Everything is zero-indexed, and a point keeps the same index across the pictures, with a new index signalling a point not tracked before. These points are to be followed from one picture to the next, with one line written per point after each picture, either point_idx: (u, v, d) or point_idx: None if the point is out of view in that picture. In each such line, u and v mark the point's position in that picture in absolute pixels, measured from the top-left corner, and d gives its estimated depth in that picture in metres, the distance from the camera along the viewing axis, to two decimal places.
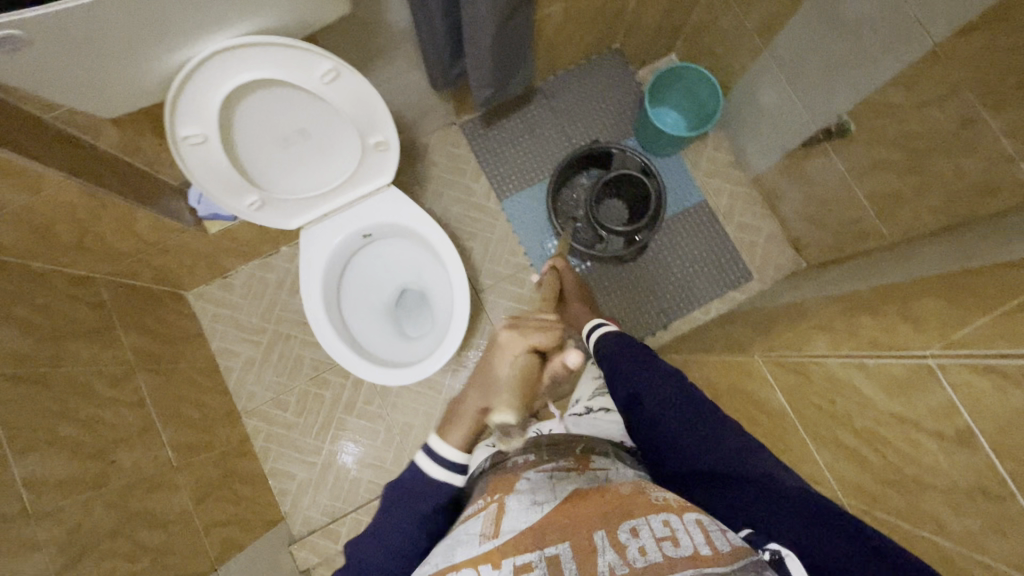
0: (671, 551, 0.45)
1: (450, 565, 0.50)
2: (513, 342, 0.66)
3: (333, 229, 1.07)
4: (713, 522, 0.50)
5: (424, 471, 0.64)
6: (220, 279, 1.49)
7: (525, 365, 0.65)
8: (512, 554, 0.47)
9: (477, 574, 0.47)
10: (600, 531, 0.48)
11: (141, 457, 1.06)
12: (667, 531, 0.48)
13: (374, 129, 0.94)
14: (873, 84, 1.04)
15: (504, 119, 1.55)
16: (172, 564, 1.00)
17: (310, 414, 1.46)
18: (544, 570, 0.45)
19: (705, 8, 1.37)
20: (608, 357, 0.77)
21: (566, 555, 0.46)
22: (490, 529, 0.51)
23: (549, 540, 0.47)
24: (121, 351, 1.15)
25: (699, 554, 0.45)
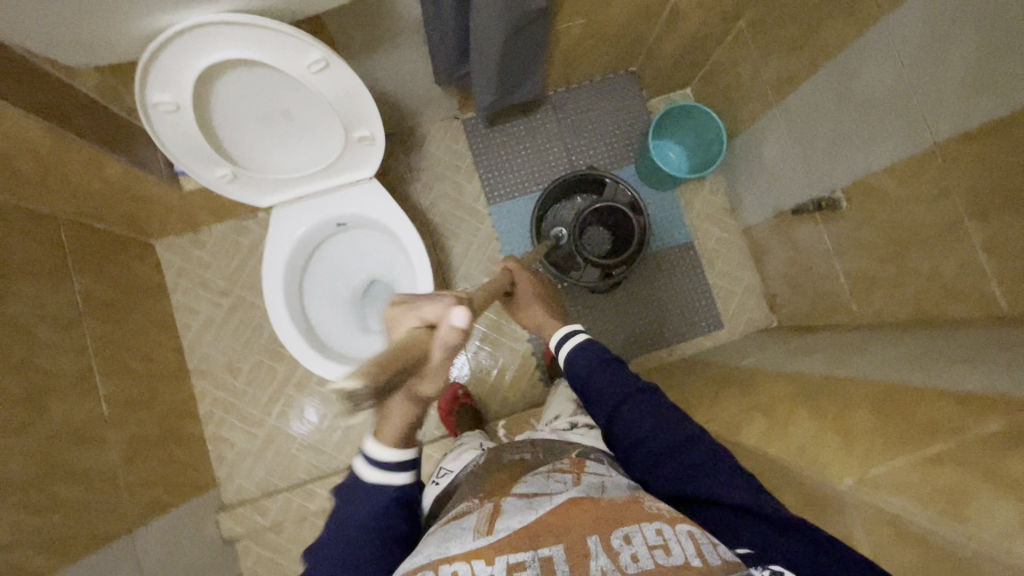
0: (662, 560, 0.51)
1: (445, 557, 0.53)
2: (395, 315, 0.61)
3: (306, 212, 1.05)
4: (704, 536, 0.56)
5: (361, 476, 0.69)
6: (191, 234, 1.45)
7: (403, 337, 0.57)
8: (506, 552, 0.52)
9: (471, 569, 0.51)
10: (593, 536, 0.53)
11: (72, 410, 1.04)
12: (659, 540, 0.53)
13: (361, 124, 0.91)
14: (869, 167, 1.03)
15: (507, 123, 1.51)
16: (87, 521, 0.99)
17: (260, 385, 1.45)
18: (537, 569, 0.51)
19: (725, 50, 1.34)
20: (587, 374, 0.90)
21: (559, 557, 0.51)
22: (484, 526, 0.55)
23: (543, 542, 0.53)
24: (71, 296, 1.12)
25: (688, 564, 0.51)
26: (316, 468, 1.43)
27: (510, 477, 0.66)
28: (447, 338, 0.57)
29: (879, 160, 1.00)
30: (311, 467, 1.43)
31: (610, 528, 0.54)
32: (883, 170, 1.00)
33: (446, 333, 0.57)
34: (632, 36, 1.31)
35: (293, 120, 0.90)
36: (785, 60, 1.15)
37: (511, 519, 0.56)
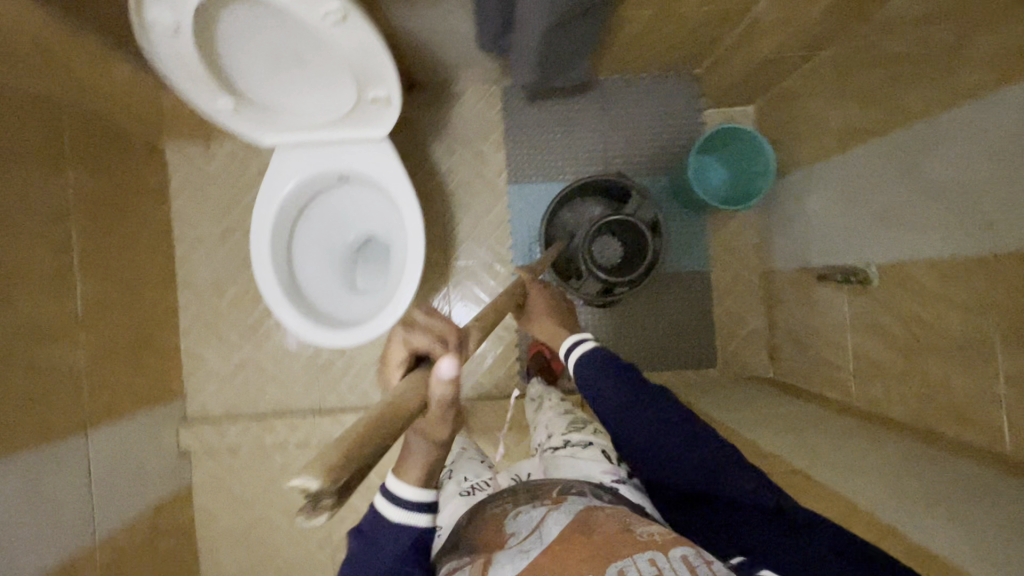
0: None
1: None
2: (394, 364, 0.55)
3: (309, 158, 1.00)
4: (700, 556, 0.50)
5: (379, 515, 0.56)
6: (203, 144, 1.41)
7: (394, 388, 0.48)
8: None
9: None
10: None
11: (47, 303, 1.04)
12: (654, 570, 0.47)
13: (377, 84, 0.85)
14: (910, 254, 0.94)
15: (548, 101, 1.41)
16: (42, 415, 1.01)
17: (243, 311, 1.45)
18: None
19: (799, 79, 1.21)
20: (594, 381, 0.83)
21: None
22: None
23: None
24: (65, 189, 1.10)
25: None
26: (281, 404, 1.45)
27: (494, 519, 0.58)
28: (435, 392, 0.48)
29: (921, 249, 0.91)
30: (275, 402, 1.45)
31: (603, 565, 0.47)
32: (925, 262, 0.90)
33: (440, 389, 0.47)
34: (701, 39, 1.18)
35: (305, 63, 0.84)
36: (857, 110, 1.03)
37: (504, 570, 0.50)
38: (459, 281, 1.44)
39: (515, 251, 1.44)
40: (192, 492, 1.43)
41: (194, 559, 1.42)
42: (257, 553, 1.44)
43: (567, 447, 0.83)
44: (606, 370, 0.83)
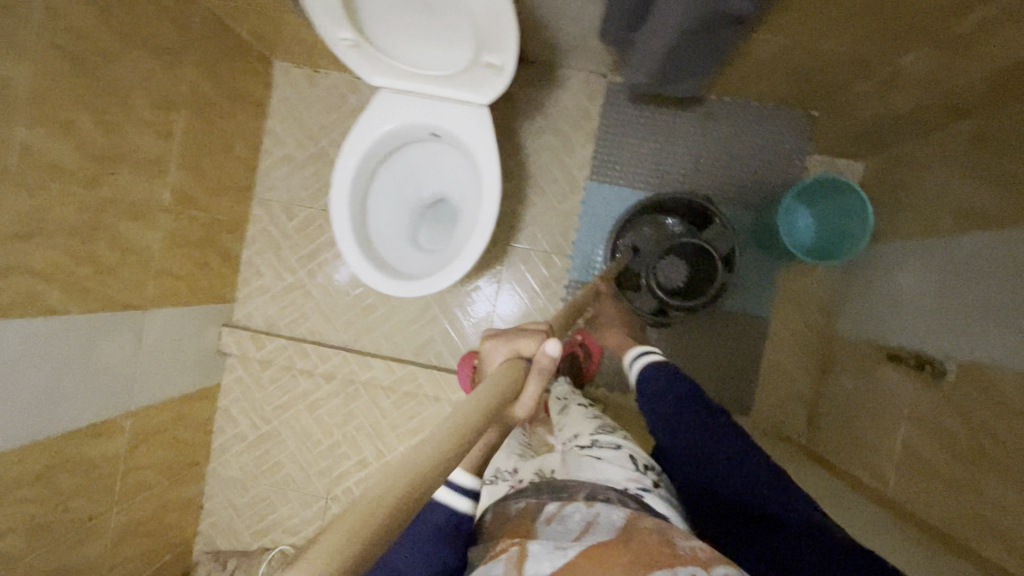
0: None
1: None
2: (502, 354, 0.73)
3: (408, 107, 1.01)
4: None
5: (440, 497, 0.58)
6: (310, 71, 1.46)
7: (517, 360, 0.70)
8: None
9: None
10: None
11: (139, 183, 1.11)
12: None
13: (493, 50, 0.85)
14: (990, 357, 0.87)
15: (651, 107, 1.37)
16: (110, 284, 1.08)
17: (306, 238, 1.50)
18: None
19: (921, 147, 1.13)
20: (649, 396, 0.84)
21: None
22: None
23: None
24: (180, 82, 1.16)
25: None
26: (317, 333, 1.50)
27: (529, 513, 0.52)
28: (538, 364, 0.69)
29: (1005, 356, 0.84)
30: (313, 330, 1.50)
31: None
32: (1006, 371, 0.83)
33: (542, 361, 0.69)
34: (831, 79, 1.12)
35: (432, 14, 0.84)
36: (985, 191, 0.95)
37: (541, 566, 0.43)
38: (513, 262, 1.44)
39: (576, 248, 1.42)
40: (219, 392, 1.51)
41: (205, 452, 1.50)
42: (262, 464, 1.52)
43: (594, 448, 0.69)
44: (661, 381, 0.85)
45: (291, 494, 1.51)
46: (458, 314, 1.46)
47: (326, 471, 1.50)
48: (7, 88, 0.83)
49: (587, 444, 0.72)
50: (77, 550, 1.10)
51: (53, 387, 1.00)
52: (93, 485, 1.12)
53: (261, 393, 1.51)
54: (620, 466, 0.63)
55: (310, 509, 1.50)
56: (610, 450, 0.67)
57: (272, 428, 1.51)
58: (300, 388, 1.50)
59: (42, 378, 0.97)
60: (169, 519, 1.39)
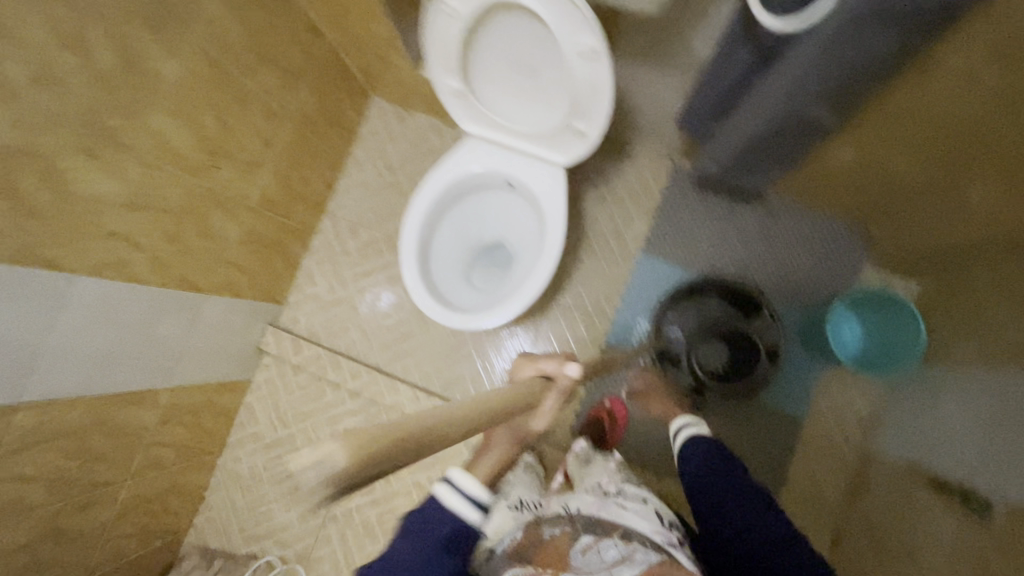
0: None
1: None
2: (525, 366, 1.02)
3: (491, 155, 1.09)
4: None
5: (440, 498, 0.68)
6: (401, 110, 1.59)
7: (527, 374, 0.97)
8: None
9: None
10: None
11: (237, 181, 1.21)
12: None
13: (582, 117, 0.91)
14: None
15: (714, 195, 1.42)
16: (187, 266, 1.16)
17: (363, 258, 1.57)
18: None
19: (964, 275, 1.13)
20: (693, 469, 0.88)
21: None
22: None
23: None
24: (291, 101, 1.29)
25: None
26: (353, 350, 1.54)
27: (558, 548, 0.66)
28: (563, 376, 0.96)
29: None
30: (349, 346, 1.54)
31: None
32: None
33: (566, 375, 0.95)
34: (895, 198, 1.14)
35: (536, 77, 0.93)
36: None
37: None
38: (554, 316, 1.46)
39: (618, 314, 1.44)
40: (248, 387, 1.55)
41: (221, 444, 1.53)
42: (271, 468, 1.53)
43: (619, 495, 0.76)
44: (700, 453, 0.90)
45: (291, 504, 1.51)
46: (491, 358, 1.49)
47: None
48: (157, 81, 0.94)
49: (613, 490, 0.78)
50: (83, 514, 1.13)
51: (110, 351, 1.06)
52: (114, 453, 1.16)
53: (287, 397, 1.55)
54: (653, 517, 0.71)
55: (306, 523, 1.49)
56: (638, 501, 0.74)
57: (289, 433, 1.53)
58: (324, 400, 1.53)
59: (104, 340, 1.03)
60: (171, 503, 1.41)
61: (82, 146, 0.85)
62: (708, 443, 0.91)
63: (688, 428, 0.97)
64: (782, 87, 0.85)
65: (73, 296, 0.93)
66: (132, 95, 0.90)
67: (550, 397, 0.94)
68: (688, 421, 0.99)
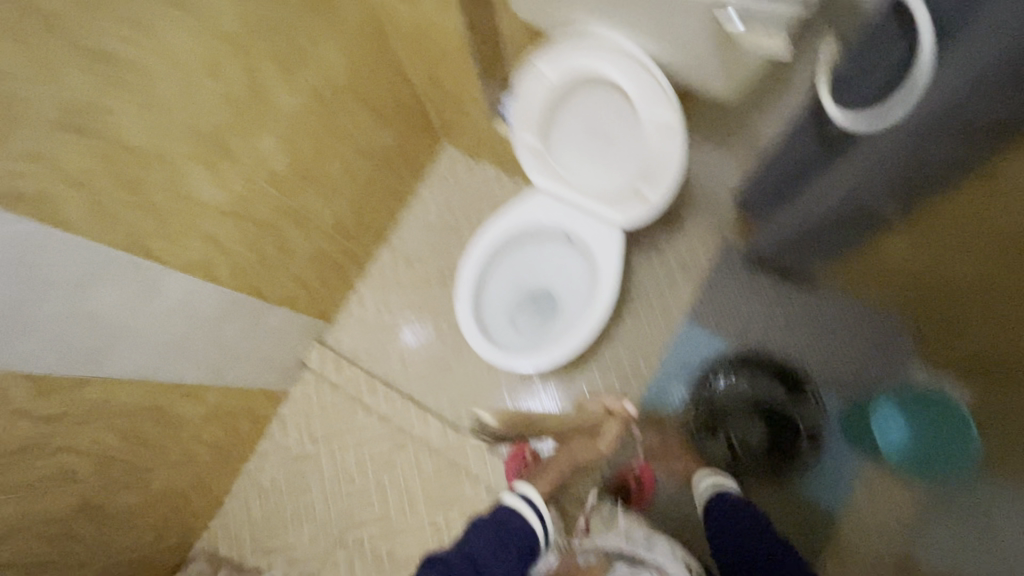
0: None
1: None
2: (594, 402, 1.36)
3: (553, 207, 1.16)
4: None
5: (513, 505, 0.94)
6: (470, 157, 1.69)
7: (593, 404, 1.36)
8: None
9: None
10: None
11: (316, 204, 1.31)
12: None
13: (650, 182, 0.94)
14: None
15: (764, 273, 1.43)
16: (258, 275, 1.24)
17: (414, 289, 1.64)
18: None
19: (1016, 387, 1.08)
20: (723, 515, 0.97)
21: None
22: None
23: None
24: (376, 139, 1.40)
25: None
26: (391, 377, 1.58)
27: None
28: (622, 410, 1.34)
29: None
30: (387, 373, 1.58)
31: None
32: None
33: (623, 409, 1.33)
34: (954, 300, 1.12)
35: (609, 142, 1.01)
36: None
37: None
38: (590, 371, 1.47)
39: (655, 378, 1.44)
40: (285, 399, 1.60)
41: (250, 451, 1.56)
42: (292, 483, 1.55)
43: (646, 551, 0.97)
44: (731, 505, 0.98)
45: (305, 522, 1.52)
46: (522, 401, 1.50)
47: (346, 512, 1.50)
48: (271, 109, 1.05)
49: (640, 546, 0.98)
50: (119, 497, 1.18)
51: (176, 343, 1.12)
52: (157, 442, 1.21)
53: (319, 414, 1.58)
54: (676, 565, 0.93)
55: (318, 545, 1.50)
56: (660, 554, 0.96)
57: (315, 451, 1.56)
58: (355, 423, 1.56)
59: (175, 334, 1.11)
60: (193, 502, 1.44)
61: (201, 158, 0.96)
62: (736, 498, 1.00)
63: (719, 481, 1.07)
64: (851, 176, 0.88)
65: (161, 288, 1.02)
66: (249, 119, 1.01)
67: (611, 424, 1.34)
68: (714, 474, 1.11)
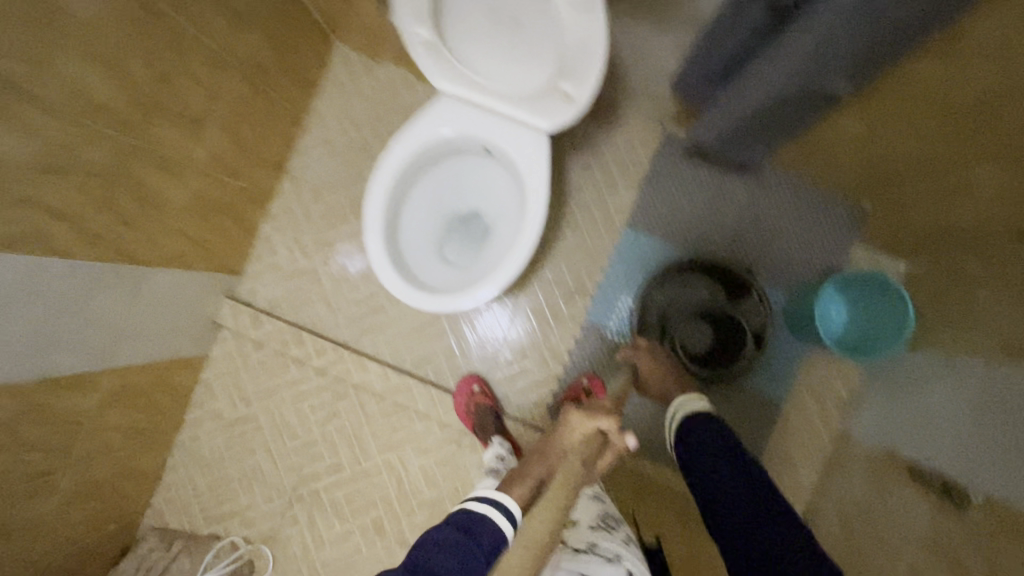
0: None
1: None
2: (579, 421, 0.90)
3: (467, 118, 1.01)
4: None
5: None
6: (369, 59, 1.43)
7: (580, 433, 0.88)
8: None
9: None
10: None
11: (175, 136, 1.06)
12: None
13: (573, 77, 0.86)
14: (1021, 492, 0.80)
15: (705, 165, 1.35)
16: (123, 237, 1.03)
17: (328, 223, 1.45)
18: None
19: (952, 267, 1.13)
20: (698, 442, 0.89)
21: None
22: None
23: None
24: (239, 45, 1.14)
25: None
26: (319, 324, 1.44)
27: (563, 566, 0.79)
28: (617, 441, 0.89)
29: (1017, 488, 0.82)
30: (314, 320, 1.44)
31: None
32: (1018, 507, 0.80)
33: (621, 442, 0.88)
34: (899, 174, 1.09)
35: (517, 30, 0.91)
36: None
37: None
38: (531, 288, 1.41)
39: (600, 293, 1.38)
40: (205, 363, 1.45)
41: (177, 424, 1.44)
42: (232, 448, 1.45)
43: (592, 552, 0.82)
44: (705, 424, 0.91)
45: (255, 485, 1.44)
46: (458, 337, 1.43)
47: (297, 467, 1.43)
48: (63, 14, 0.78)
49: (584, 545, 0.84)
50: (28, 506, 1.04)
51: (47, 333, 0.95)
52: (53, 441, 1.05)
53: (247, 372, 1.45)
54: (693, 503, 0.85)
55: (273, 505, 1.43)
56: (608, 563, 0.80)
57: (251, 411, 1.45)
58: (289, 377, 1.44)
59: (35, 324, 0.92)
60: (123, 488, 1.32)
61: None
62: (707, 422, 0.91)
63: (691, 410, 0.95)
64: (803, 52, 0.76)
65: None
66: (31, 34, 0.75)
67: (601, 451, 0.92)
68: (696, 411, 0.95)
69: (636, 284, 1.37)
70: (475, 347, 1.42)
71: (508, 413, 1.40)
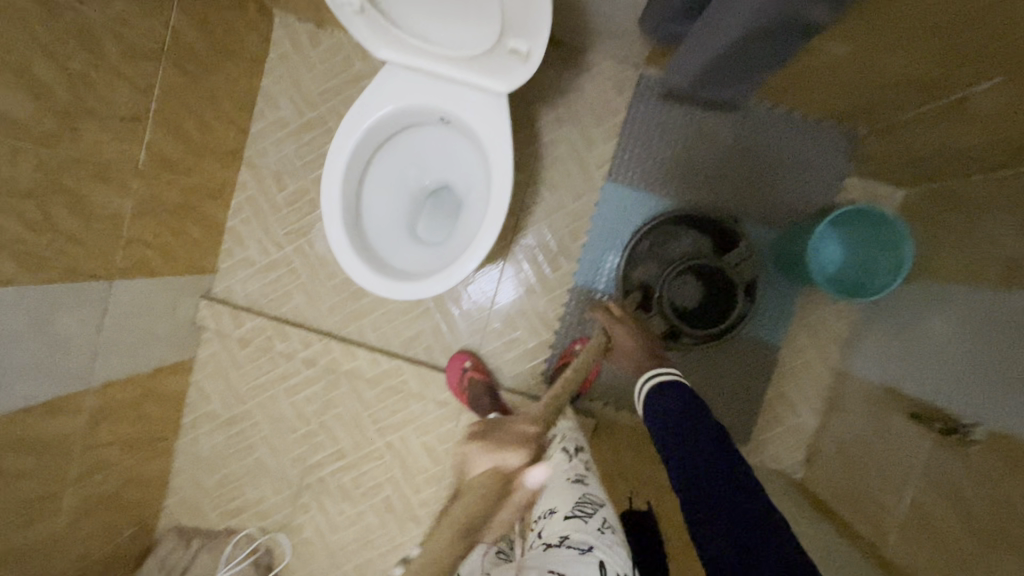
0: None
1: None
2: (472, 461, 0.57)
3: (417, 88, 0.93)
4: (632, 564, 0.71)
5: None
6: (312, 27, 1.33)
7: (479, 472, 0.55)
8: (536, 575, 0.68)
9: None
10: None
11: (109, 139, 0.99)
12: None
13: (522, 33, 0.82)
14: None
15: (684, 108, 1.26)
16: (72, 254, 0.98)
17: (296, 211, 1.39)
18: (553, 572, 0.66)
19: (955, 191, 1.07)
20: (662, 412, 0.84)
21: None
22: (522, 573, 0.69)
23: None
24: (164, 29, 1.04)
25: None
26: (301, 316, 1.41)
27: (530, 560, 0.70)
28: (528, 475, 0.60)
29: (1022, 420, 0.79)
30: (296, 312, 1.41)
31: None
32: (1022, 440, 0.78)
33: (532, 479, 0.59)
34: (889, 96, 1.01)
35: None
36: None
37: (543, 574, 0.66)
38: (513, 257, 1.35)
39: (585, 255, 1.33)
40: (192, 367, 1.43)
41: (174, 429, 1.44)
42: (233, 446, 1.45)
43: (562, 541, 0.70)
44: (667, 392, 0.86)
45: (262, 479, 1.45)
46: (443, 315, 1.39)
47: (300, 458, 1.44)
48: None
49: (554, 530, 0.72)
50: (33, 531, 1.05)
51: (15, 365, 0.92)
52: (44, 467, 1.04)
53: (237, 371, 1.43)
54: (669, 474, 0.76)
55: (281, 495, 1.45)
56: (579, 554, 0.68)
57: (246, 409, 1.44)
58: (279, 372, 1.42)
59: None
60: (131, 497, 1.33)
61: None
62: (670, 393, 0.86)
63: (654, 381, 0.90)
64: None
65: None
66: None
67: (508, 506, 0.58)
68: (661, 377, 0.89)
69: (622, 242, 1.31)
70: (462, 323, 1.39)
71: (503, 385, 1.38)
